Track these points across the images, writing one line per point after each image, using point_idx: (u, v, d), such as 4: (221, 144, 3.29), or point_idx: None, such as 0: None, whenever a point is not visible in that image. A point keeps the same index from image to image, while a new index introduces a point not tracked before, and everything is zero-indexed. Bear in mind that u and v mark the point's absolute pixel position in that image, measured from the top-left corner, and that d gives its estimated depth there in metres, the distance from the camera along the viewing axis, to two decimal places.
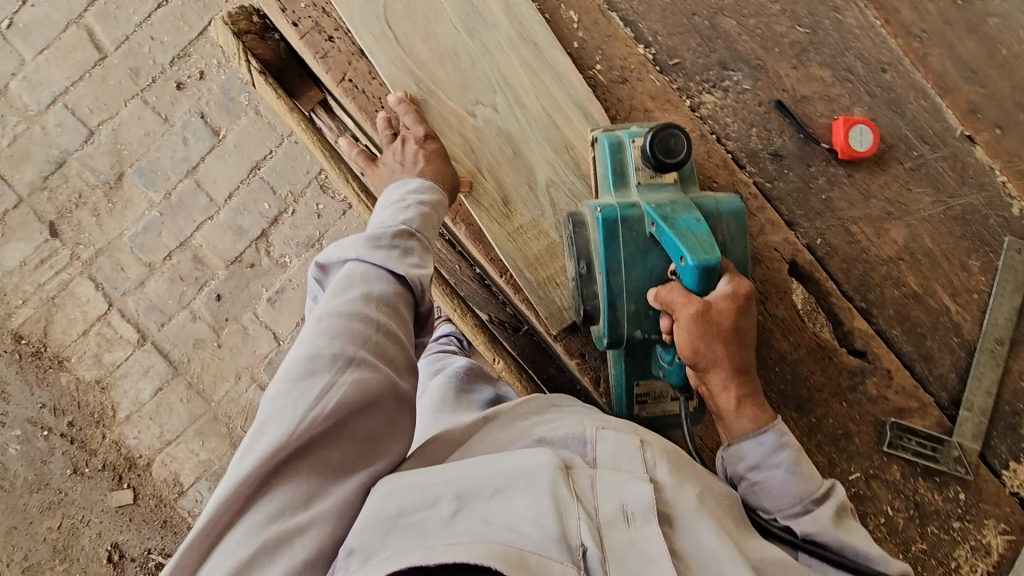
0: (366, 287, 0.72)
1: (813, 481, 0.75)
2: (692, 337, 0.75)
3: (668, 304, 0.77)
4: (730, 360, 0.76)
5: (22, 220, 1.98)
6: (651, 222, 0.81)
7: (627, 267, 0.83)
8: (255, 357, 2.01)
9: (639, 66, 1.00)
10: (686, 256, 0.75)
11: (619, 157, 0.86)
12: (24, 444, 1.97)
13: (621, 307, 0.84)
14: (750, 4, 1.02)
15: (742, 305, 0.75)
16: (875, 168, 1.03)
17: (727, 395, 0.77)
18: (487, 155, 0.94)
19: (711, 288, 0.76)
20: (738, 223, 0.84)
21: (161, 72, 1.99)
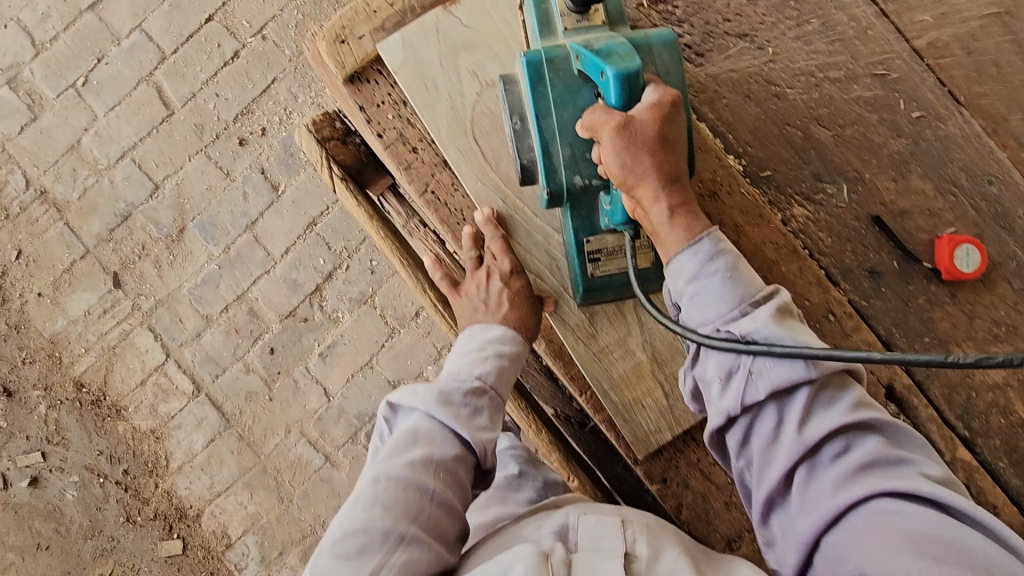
0: (429, 448, 0.71)
1: (751, 286, 0.69)
2: (618, 153, 0.69)
3: (593, 128, 0.73)
4: (661, 169, 0.70)
5: (88, 270, 2.03)
6: (576, 56, 0.77)
7: (558, 107, 0.78)
8: (305, 411, 2.01)
9: (729, 178, 0.96)
10: (605, 66, 0.70)
11: (545, 9, 0.84)
12: (81, 490, 2.00)
13: (556, 152, 0.78)
14: (847, 113, 0.98)
15: (668, 112, 0.70)
16: (980, 288, 0.97)
17: (658, 208, 0.71)
18: (573, 273, 0.91)
19: (635, 101, 0.71)
20: (671, 51, 0.79)
21: (225, 128, 2.03)
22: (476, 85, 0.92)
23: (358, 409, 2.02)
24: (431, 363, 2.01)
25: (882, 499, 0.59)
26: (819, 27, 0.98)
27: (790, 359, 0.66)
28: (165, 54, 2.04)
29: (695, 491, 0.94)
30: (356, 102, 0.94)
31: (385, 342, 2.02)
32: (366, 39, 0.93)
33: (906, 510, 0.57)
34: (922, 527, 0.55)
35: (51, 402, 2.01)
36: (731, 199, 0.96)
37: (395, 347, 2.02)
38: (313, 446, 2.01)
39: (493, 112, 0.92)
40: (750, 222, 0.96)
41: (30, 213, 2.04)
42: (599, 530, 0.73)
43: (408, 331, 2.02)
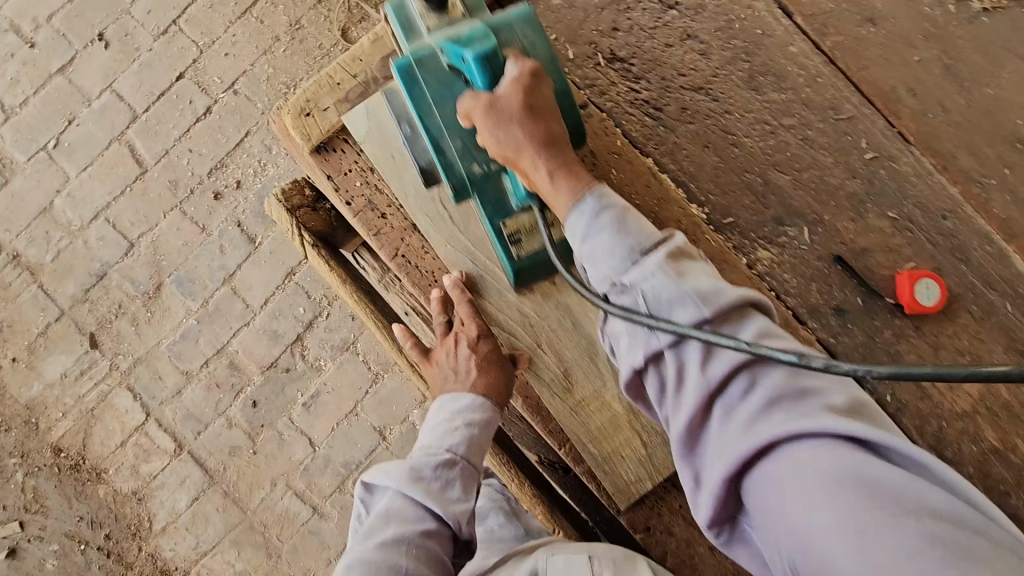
0: (403, 526, 0.81)
1: (640, 235, 0.72)
2: (490, 133, 0.74)
3: (469, 119, 0.76)
4: (535, 138, 0.74)
5: (64, 333, 2.00)
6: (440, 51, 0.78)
7: (439, 103, 0.79)
8: (291, 463, 1.99)
9: (693, 227, 0.99)
10: (467, 54, 0.74)
11: (404, 12, 0.84)
12: (61, 559, 1.95)
13: (447, 147, 0.81)
14: (803, 158, 1.01)
15: (529, 83, 0.74)
16: (944, 319, 0.99)
17: (542, 177, 0.75)
18: (546, 330, 0.93)
19: (497, 77, 0.75)
20: (532, 25, 0.81)
21: (199, 183, 2.04)
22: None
23: (344, 457, 2.00)
24: (417, 407, 2.00)
25: (795, 440, 0.58)
26: (771, 77, 1.02)
27: (681, 304, 0.68)
28: (137, 112, 2.05)
29: (679, 538, 0.94)
30: (323, 172, 0.96)
31: (369, 389, 2.01)
32: (331, 111, 0.95)
33: (815, 445, 0.57)
34: (833, 465, 0.55)
35: (28, 469, 1.97)
36: (697, 247, 0.98)
37: (379, 393, 2.01)
38: (300, 498, 1.98)
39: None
40: (716, 267, 0.98)
41: (3, 278, 2.02)
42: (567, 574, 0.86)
43: (392, 376, 2.01)
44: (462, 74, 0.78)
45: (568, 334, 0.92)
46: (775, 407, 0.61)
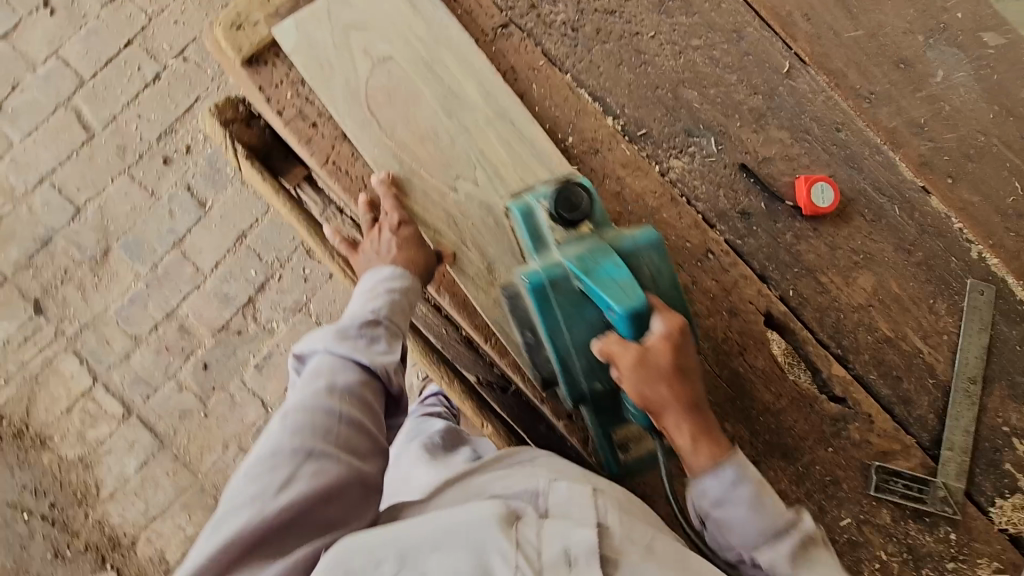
0: (332, 378, 0.85)
1: (777, 516, 0.84)
2: (635, 385, 0.82)
3: (609, 355, 0.84)
4: (677, 400, 0.83)
5: (7, 299, 1.97)
6: (576, 278, 0.85)
7: (568, 323, 0.87)
8: (243, 425, 1.98)
9: (608, 137, 1.06)
10: (614, 305, 0.81)
11: (532, 221, 0.92)
12: (5, 529, 1.92)
13: (574, 365, 0.89)
14: (709, 75, 1.09)
15: (674, 342, 0.82)
16: (839, 221, 1.08)
17: (681, 433, 0.84)
18: (470, 227, 0.99)
19: (644, 330, 0.82)
20: (657, 249, 0.88)
21: (148, 148, 2.04)
22: (367, 60, 1.00)
23: None
24: None
25: None
26: (678, 2, 1.10)
27: None
28: (84, 78, 2.05)
29: None
30: (255, 84, 1.00)
31: None
32: (261, 25, 1.00)
33: None
34: None
35: None
36: (612, 156, 1.05)
37: None
38: None
39: (384, 84, 1.00)
40: (631, 174, 1.05)
41: None
42: (567, 501, 0.83)
43: None
44: (590, 297, 0.86)
45: (490, 229, 0.99)
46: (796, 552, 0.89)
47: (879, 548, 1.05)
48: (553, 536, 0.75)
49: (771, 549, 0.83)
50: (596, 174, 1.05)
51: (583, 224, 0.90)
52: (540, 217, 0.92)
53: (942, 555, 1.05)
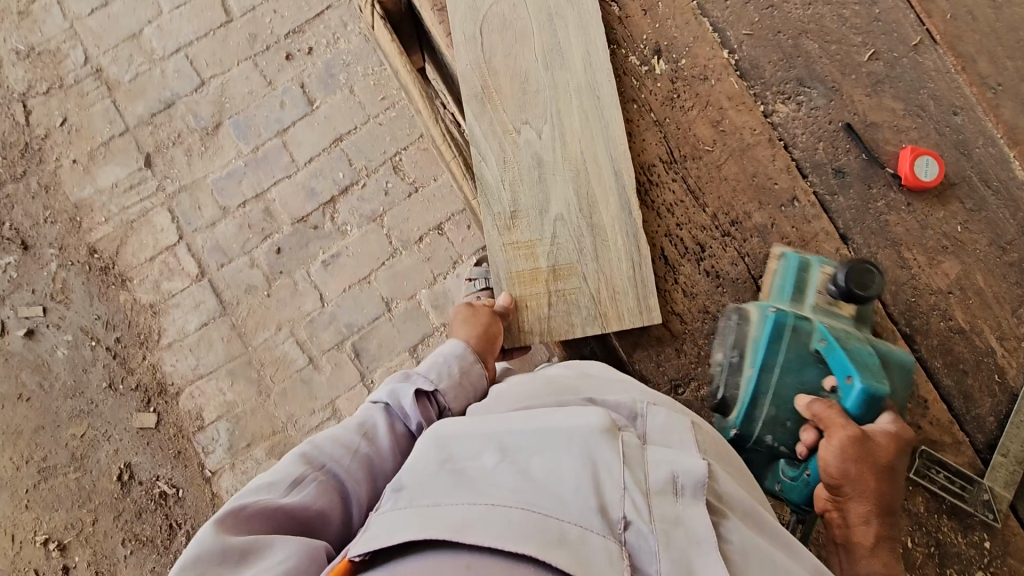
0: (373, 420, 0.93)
1: None
2: (842, 458, 0.87)
3: (825, 420, 0.89)
4: (875, 493, 0.87)
5: (123, 148, 2.16)
6: (821, 337, 0.94)
7: (783, 371, 0.95)
8: (298, 313, 2.10)
9: (720, 68, 1.07)
10: (858, 376, 0.89)
11: (804, 274, 0.99)
12: (72, 350, 2.09)
13: (762, 406, 0.95)
14: (833, 31, 1.09)
15: (898, 444, 0.88)
16: (935, 201, 1.06)
17: (866, 528, 0.87)
18: (515, 169, 1.06)
19: (868, 416, 0.90)
20: (906, 370, 0.95)
21: (275, 42, 2.20)
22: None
23: (349, 319, 2.11)
24: (425, 287, 2.11)
25: None
26: None
27: None
28: None
29: (651, 335, 1.04)
30: None
31: (386, 261, 2.13)
32: None
33: None
34: None
35: (63, 262, 2.12)
36: (720, 86, 1.07)
37: (395, 267, 2.12)
38: (300, 347, 2.09)
39: None
40: (735, 108, 1.06)
41: (82, 87, 2.18)
42: (670, 425, 0.84)
43: (409, 254, 2.13)
44: (822, 361, 0.95)
45: None
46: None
47: (905, 534, 1.00)
48: (661, 461, 0.76)
49: None
50: (700, 99, 1.07)
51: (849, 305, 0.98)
52: (815, 277, 0.98)
53: (972, 561, 0.99)
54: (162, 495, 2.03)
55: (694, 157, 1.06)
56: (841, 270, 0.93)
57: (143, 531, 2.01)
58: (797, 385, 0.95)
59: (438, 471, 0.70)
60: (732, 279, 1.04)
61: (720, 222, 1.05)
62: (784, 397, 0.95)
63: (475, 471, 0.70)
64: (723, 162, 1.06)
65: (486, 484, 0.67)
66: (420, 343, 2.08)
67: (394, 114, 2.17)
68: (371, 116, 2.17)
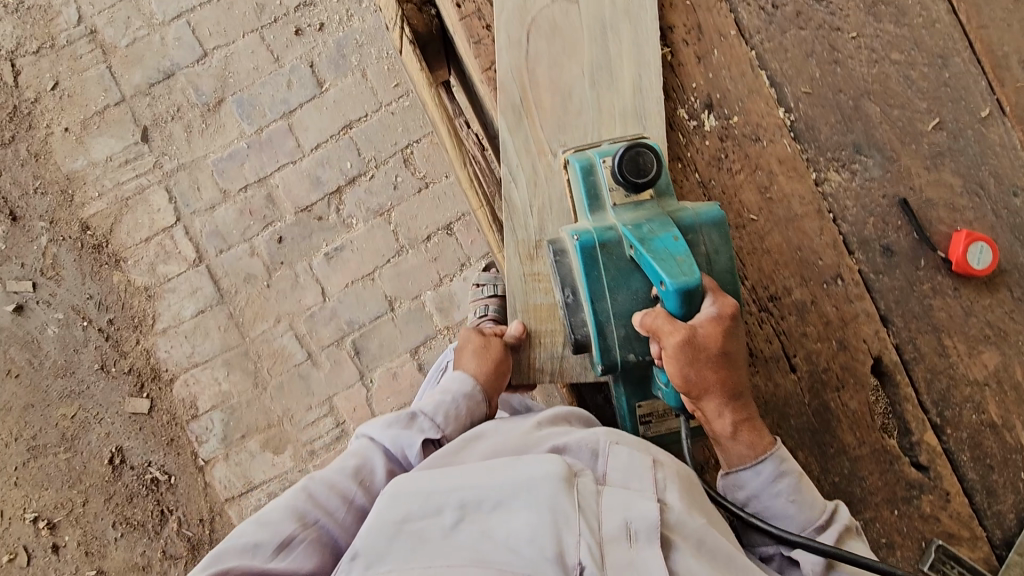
0: (372, 466, 0.86)
1: (814, 509, 0.84)
2: (679, 365, 0.80)
3: (654, 330, 0.82)
4: (721, 384, 0.83)
5: (119, 118, 2.04)
6: (628, 244, 0.85)
7: (612, 290, 0.86)
8: (299, 306, 2.04)
9: (774, 128, 0.99)
10: (667, 280, 0.77)
11: (592, 180, 0.91)
12: (62, 328, 2.02)
13: (610, 332, 0.87)
14: (897, 95, 1.01)
15: (726, 327, 0.81)
16: (981, 287, 1.01)
17: (722, 421, 0.85)
18: (544, 196, 0.97)
19: (695, 309, 0.81)
20: (719, 229, 0.87)
21: (285, 15, 2.06)
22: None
23: (350, 315, 2.06)
24: (431, 288, 2.05)
25: None
26: (891, 8, 1.01)
27: None
28: None
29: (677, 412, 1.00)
30: None
31: (391, 258, 2.06)
32: None
33: None
34: None
35: (54, 237, 2.02)
36: (772, 148, 1.00)
37: (399, 265, 2.06)
38: (299, 341, 2.04)
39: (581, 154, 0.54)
40: (786, 174, 1.00)
41: (75, 49, 2.04)
42: (631, 464, 0.81)
43: (415, 253, 2.05)
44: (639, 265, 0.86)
45: None
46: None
47: None
48: (618, 505, 0.74)
49: (755, 472, 0.85)
50: (750, 161, 0.99)
51: (648, 191, 0.89)
52: (602, 177, 0.90)
53: None
54: (154, 482, 2.01)
55: (737, 224, 0.99)
56: (614, 164, 0.85)
57: (133, 515, 1.99)
58: (632, 300, 0.86)
59: (395, 534, 0.68)
60: (765, 357, 1.00)
61: (759, 297, 0.99)
62: (624, 314, 0.86)
63: (429, 532, 0.68)
64: (767, 232, 1.00)
65: (439, 546, 0.66)
66: (422, 345, 2.04)
67: (407, 104, 2.06)
68: (383, 103, 2.07)
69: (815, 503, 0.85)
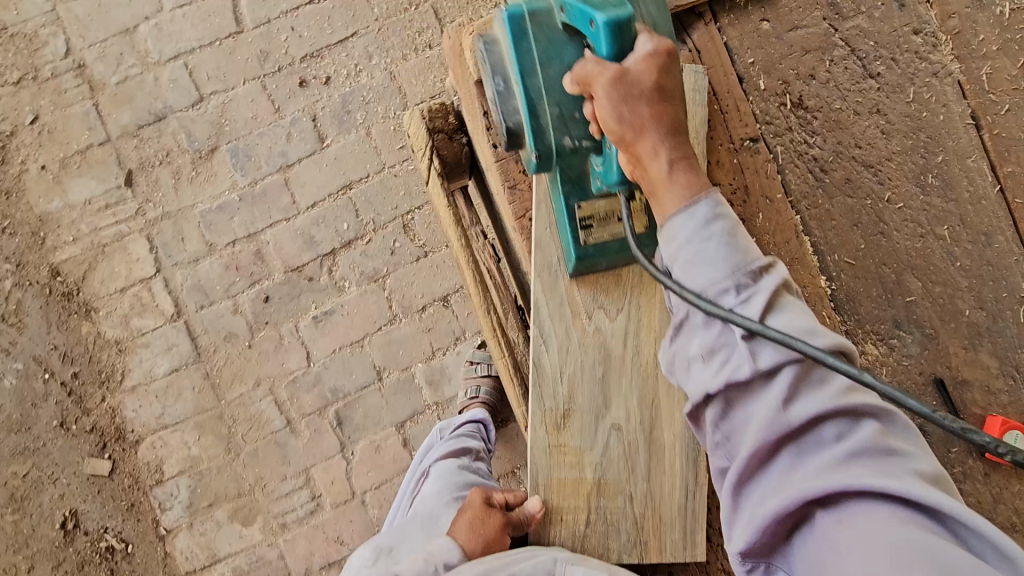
0: None
1: (752, 254, 0.71)
2: (613, 103, 0.72)
3: (585, 80, 0.75)
4: (658, 121, 0.72)
5: (102, 159, 1.91)
6: (558, 8, 0.81)
7: (543, 64, 0.82)
8: (281, 369, 1.93)
9: (816, 299, 0.96)
10: (595, 13, 0.73)
11: None
12: (21, 379, 1.88)
13: (543, 112, 0.83)
14: (940, 270, 0.98)
15: (660, 61, 0.73)
16: (1012, 473, 0.98)
17: (658, 163, 0.73)
18: (578, 363, 0.98)
19: (627, 48, 0.74)
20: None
21: (289, 64, 1.96)
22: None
23: (335, 382, 1.95)
24: (422, 360, 1.97)
25: None
26: (939, 182, 0.99)
27: None
28: None
29: None
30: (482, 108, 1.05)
31: (383, 326, 1.96)
32: None
33: None
34: None
35: (19, 281, 1.88)
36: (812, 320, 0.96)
37: (391, 333, 1.97)
38: (278, 406, 1.93)
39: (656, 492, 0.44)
40: None
41: (60, 81, 1.92)
42: None
43: (409, 322, 1.97)
44: (572, 33, 0.82)
45: None
46: (806, 385, 0.66)
47: None
48: None
49: (690, 217, 0.72)
50: None
51: None
52: None
53: None
54: (109, 551, 1.87)
55: None
56: None
57: None
58: (564, 73, 0.82)
59: None
60: None
61: None
62: (557, 87, 0.82)
63: None
64: None
65: None
66: (410, 419, 1.95)
67: (412, 166, 1.98)
68: (387, 164, 1.98)
69: (749, 249, 0.71)
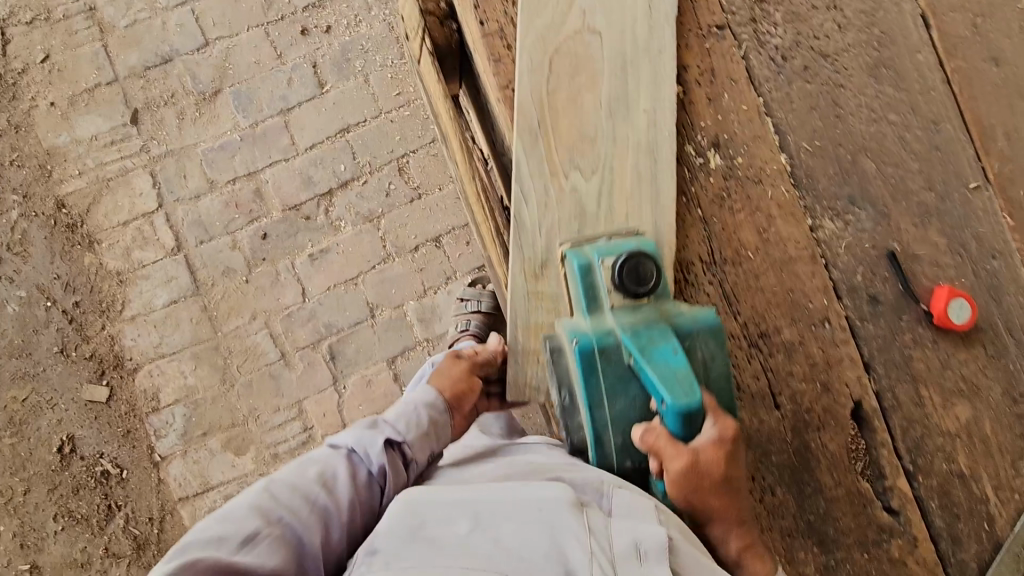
0: (329, 468, 0.98)
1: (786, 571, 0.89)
2: (682, 488, 0.86)
3: (655, 449, 0.87)
4: (722, 499, 0.88)
5: (109, 98, 1.99)
6: (628, 354, 0.89)
7: (610, 399, 0.92)
8: (276, 304, 1.99)
9: (775, 174, 1.04)
10: (668, 400, 0.81)
11: (590, 279, 0.94)
12: (24, 307, 1.94)
13: (608, 440, 0.93)
14: (893, 153, 1.06)
15: (726, 451, 0.86)
16: (959, 341, 1.05)
17: (728, 513, 0.90)
18: (557, 218, 1.00)
19: (695, 432, 0.84)
20: (716, 337, 0.91)
21: (292, 13, 2.06)
22: (578, 20, 1.01)
23: (328, 318, 2.02)
24: (413, 299, 2.02)
25: None
26: (891, 72, 1.07)
27: None
28: None
29: None
30: None
31: (376, 265, 2.03)
32: None
33: None
34: None
35: (25, 212, 1.95)
36: (772, 193, 1.04)
37: (384, 272, 2.03)
38: (273, 339, 1.99)
39: None
40: (782, 217, 1.04)
41: (72, 24, 2.00)
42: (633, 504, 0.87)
43: (402, 262, 2.03)
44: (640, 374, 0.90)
45: None
46: None
47: None
48: (624, 529, 0.81)
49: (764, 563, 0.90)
50: (751, 202, 1.03)
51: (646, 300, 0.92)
52: (598, 278, 0.94)
53: None
54: (103, 476, 1.91)
55: (735, 262, 1.03)
56: (615, 270, 0.91)
57: (78, 509, 1.89)
58: (630, 406, 0.92)
59: (411, 539, 0.74)
60: (751, 393, 1.03)
61: (749, 332, 1.03)
62: (622, 423, 0.92)
63: (442, 537, 0.75)
64: (762, 272, 1.03)
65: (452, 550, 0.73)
66: (400, 355, 2.00)
67: (407, 113, 2.06)
68: (383, 110, 2.06)
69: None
